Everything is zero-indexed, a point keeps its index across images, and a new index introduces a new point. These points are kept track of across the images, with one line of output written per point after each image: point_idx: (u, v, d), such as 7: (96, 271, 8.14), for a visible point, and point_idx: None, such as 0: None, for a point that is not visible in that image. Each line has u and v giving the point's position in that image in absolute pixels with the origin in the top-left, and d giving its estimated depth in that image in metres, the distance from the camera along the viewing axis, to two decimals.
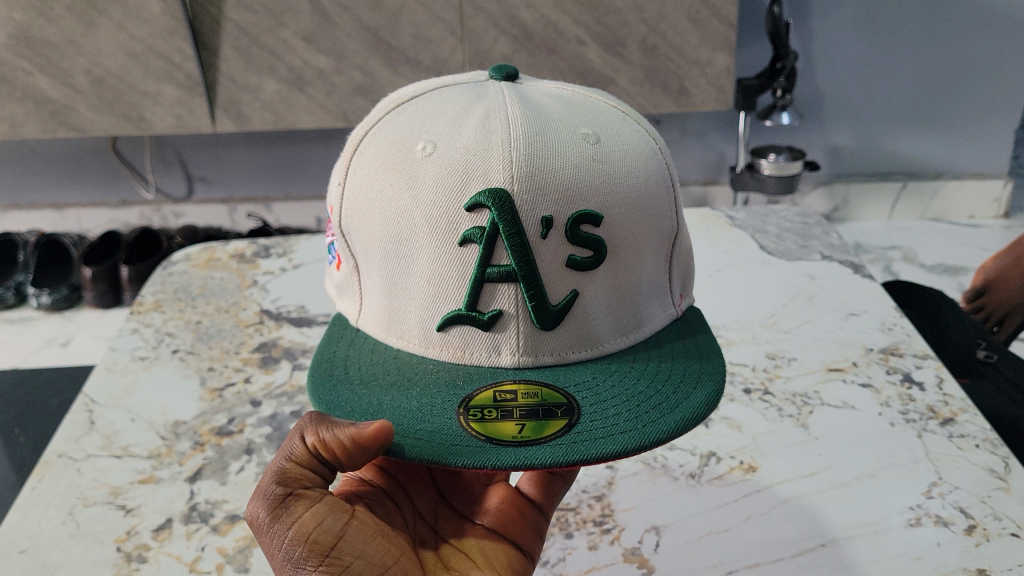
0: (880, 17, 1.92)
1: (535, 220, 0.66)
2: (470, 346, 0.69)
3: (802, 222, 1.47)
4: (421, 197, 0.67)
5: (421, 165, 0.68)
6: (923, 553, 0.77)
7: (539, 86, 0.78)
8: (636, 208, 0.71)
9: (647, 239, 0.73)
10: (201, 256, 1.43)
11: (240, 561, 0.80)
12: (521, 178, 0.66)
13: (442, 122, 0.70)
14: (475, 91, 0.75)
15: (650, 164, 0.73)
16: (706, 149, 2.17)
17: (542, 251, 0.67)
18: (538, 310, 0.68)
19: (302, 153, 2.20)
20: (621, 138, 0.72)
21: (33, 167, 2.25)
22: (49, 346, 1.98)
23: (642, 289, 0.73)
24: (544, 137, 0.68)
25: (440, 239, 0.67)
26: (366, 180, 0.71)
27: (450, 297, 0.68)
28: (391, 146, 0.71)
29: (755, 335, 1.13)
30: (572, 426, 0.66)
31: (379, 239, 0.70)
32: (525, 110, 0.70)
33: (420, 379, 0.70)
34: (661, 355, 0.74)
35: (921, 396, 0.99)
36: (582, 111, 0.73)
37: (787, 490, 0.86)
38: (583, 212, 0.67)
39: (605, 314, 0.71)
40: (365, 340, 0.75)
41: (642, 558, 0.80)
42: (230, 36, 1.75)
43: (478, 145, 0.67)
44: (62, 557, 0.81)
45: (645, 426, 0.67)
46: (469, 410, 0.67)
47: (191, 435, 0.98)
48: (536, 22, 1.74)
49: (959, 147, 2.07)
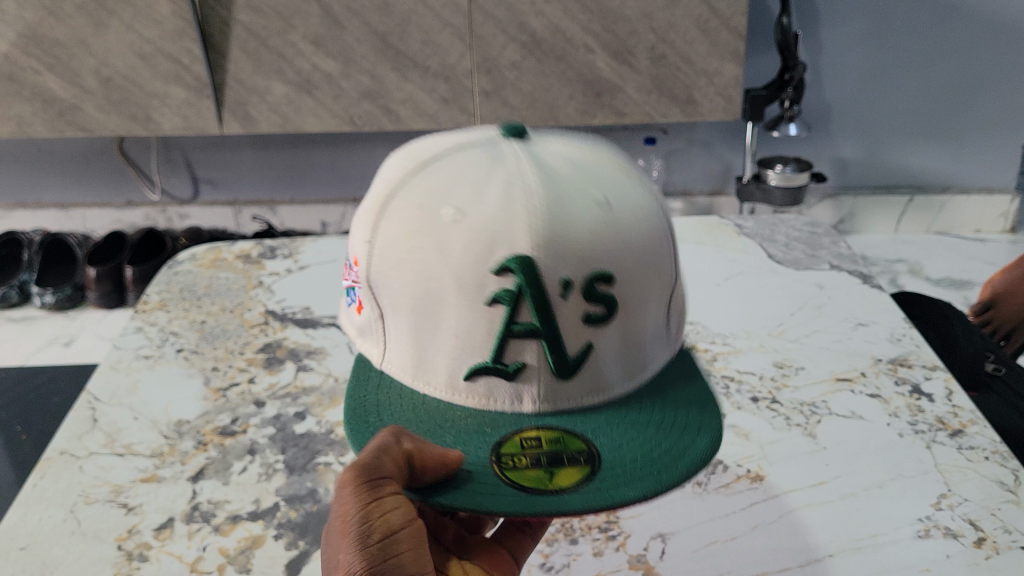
0: (890, 30, 1.92)
1: (554, 281, 0.67)
2: (495, 394, 0.70)
3: (810, 232, 1.46)
4: (450, 262, 0.67)
5: (449, 232, 0.68)
6: (931, 565, 0.77)
7: (548, 142, 0.77)
8: (645, 262, 0.71)
9: (656, 286, 0.72)
10: (207, 256, 1.41)
11: (241, 562, 0.79)
12: (543, 246, 0.66)
13: (464, 187, 0.69)
14: (491, 149, 0.74)
15: (657, 222, 0.73)
16: (713, 159, 2.17)
17: (563, 310, 0.68)
18: (557, 363, 0.68)
19: (309, 157, 2.20)
20: (628, 197, 0.72)
21: (39, 167, 2.25)
22: (53, 345, 1.98)
23: (651, 333, 0.73)
24: (562, 203, 0.68)
25: (468, 300, 0.67)
26: (393, 241, 0.70)
27: (478, 349, 0.68)
28: (414, 210, 0.70)
29: (763, 343, 1.12)
30: (592, 475, 0.66)
31: (410, 296, 0.70)
32: (541, 175, 0.70)
33: (449, 424, 0.70)
34: (671, 399, 0.73)
35: (930, 408, 0.98)
36: (590, 172, 0.72)
37: (795, 499, 0.86)
38: (598, 272, 0.68)
39: (614, 361, 0.71)
40: (389, 385, 0.74)
41: (648, 565, 0.79)
42: (239, 38, 1.75)
43: (500, 214, 0.67)
44: (62, 555, 0.80)
45: (660, 470, 0.67)
46: (500, 458, 0.67)
47: (194, 434, 0.97)
48: (545, 29, 1.74)
49: (965, 162, 2.07)
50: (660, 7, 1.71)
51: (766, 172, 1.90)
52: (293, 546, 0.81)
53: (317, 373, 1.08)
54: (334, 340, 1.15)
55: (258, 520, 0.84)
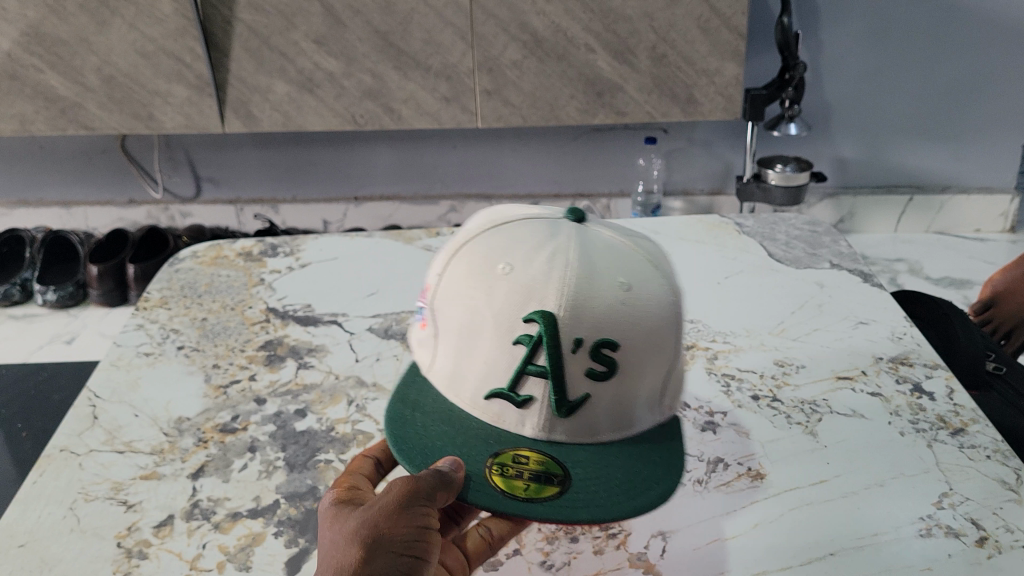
0: (891, 30, 1.91)
1: (568, 339, 0.71)
2: (505, 416, 0.74)
3: (811, 231, 1.45)
4: (493, 306, 0.73)
5: (497, 280, 0.74)
6: (932, 564, 0.77)
7: (609, 226, 0.81)
8: (649, 344, 0.74)
9: (653, 362, 0.75)
10: (209, 253, 1.41)
11: (241, 559, 0.79)
12: (566, 311, 0.71)
13: (522, 247, 0.75)
14: (557, 220, 0.79)
15: (672, 316, 0.76)
16: (714, 159, 2.16)
17: (572, 364, 0.72)
18: (557, 404, 0.72)
19: (311, 156, 2.20)
20: (657, 291, 0.75)
21: (41, 164, 2.25)
22: (54, 342, 1.99)
23: (642, 398, 0.75)
24: (593, 279, 0.73)
25: (499, 337, 0.73)
26: (455, 276, 0.76)
27: (497, 376, 0.73)
28: (475, 257, 0.76)
29: (763, 342, 1.12)
30: (558, 495, 0.71)
31: (455, 323, 0.75)
32: (588, 251, 0.75)
33: (465, 432, 0.75)
34: (655, 443, 0.76)
35: (932, 406, 0.98)
36: (626, 258, 0.76)
37: (795, 498, 0.86)
38: (603, 339, 0.72)
39: (606, 415, 0.74)
40: (429, 391, 0.79)
41: (648, 563, 0.79)
42: (241, 37, 1.75)
43: (542, 276, 0.72)
44: (61, 552, 0.80)
45: (614, 505, 0.71)
46: (495, 464, 0.73)
47: (195, 431, 0.97)
48: (546, 28, 1.73)
49: (967, 162, 2.07)
50: (661, 7, 1.71)
51: (766, 171, 1.91)
52: (293, 544, 0.81)
53: (317, 371, 1.08)
54: (334, 338, 1.15)
55: (257, 518, 0.84)
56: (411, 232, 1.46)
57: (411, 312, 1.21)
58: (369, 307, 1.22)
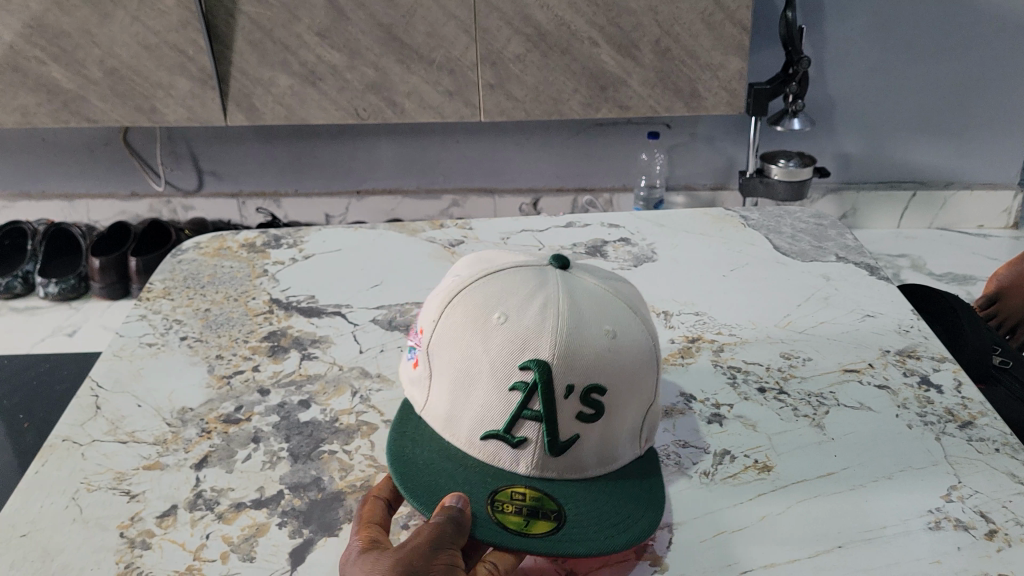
0: (894, 26, 1.91)
1: (560, 384, 0.75)
2: (501, 455, 0.75)
3: (817, 224, 1.44)
4: (490, 353, 0.76)
5: (494, 329, 0.76)
6: (942, 558, 0.76)
7: (590, 272, 0.85)
8: (632, 385, 0.78)
9: (634, 402, 0.79)
10: (212, 244, 1.40)
11: (245, 550, 0.78)
12: (560, 358, 0.75)
13: (515, 296, 0.78)
14: (542, 267, 0.83)
15: (648, 358, 0.80)
16: (717, 154, 2.16)
17: (562, 408, 0.75)
18: (551, 444, 0.75)
19: (313, 150, 2.19)
20: (635, 335, 0.79)
21: (44, 157, 2.24)
22: (56, 335, 1.98)
23: (624, 435, 0.79)
24: (580, 328, 0.76)
25: (497, 382, 0.75)
26: (452, 324, 0.79)
27: (493, 419, 0.75)
28: (470, 307, 0.79)
29: (769, 334, 1.12)
30: (557, 529, 0.73)
31: (452, 367, 0.78)
32: (575, 300, 0.78)
33: (462, 468, 0.76)
34: (635, 483, 0.79)
35: (940, 399, 0.97)
36: (608, 304, 0.80)
37: (802, 490, 0.85)
38: (593, 383, 0.76)
39: (593, 455, 0.77)
40: (424, 429, 0.81)
41: (655, 555, 0.78)
42: (244, 29, 1.74)
43: (535, 325, 0.76)
44: (63, 542, 0.79)
45: (610, 536, 0.73)
46: (495, 502, 0.74)
47: (198, 422, 0.96)
48: (549, 22, 1.73)
49: (970, 158, 2.06)
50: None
51: (770, 166, 1.90)
52: (298, 535, 0.80)
53: (321, 362, 1.07)
54: (339, 329, 1.15)
55: (261, 508, 0.83)
56: (415, 224, 1.45)
57: (415, 303, 1.20)
58: (372, 299, 1.22)
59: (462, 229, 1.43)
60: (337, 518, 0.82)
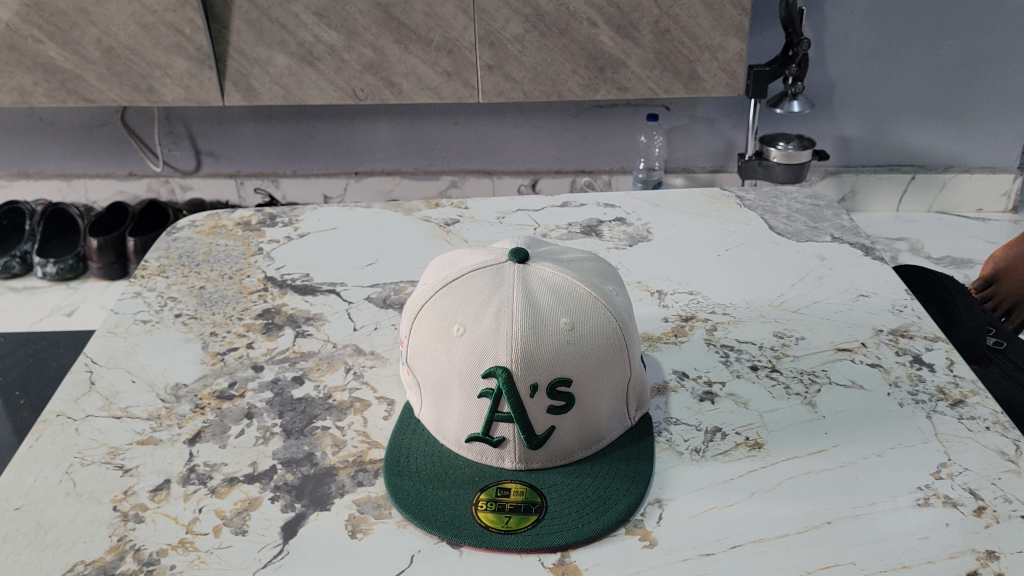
0: (894, 8, 1.90)
1: (524, 385, 0.81)
2: (487, 453, 0.83)
3: (813, 204, 1.44)
4: (456, 364, 0.82)
5: (455, 343, 0.83)
6: (930, 533, 0.76)
7: (547, 262, 0.88)
8: (599, 372, 0.83)
9: (606, 386, 0.84)
10: (207, 223, 1.40)
11: (237, 523, 0.79)
12: (517, 362, 0.80)
13: (471, 307, 0.84)
14: (499, 268, 0.87)
15: (613, 340, 0.84)
16: (716, 136, 2.15)
17: (532, 406, 0.81)
18: (528, 438, 0.82)
19: (310, 131, 2.19)
20: (595, 321, 0.84)
21: (41, 137, 2.24)
22: (54, 315, 1.98)
23: (602, 417, 0.85)
24: (535, 329, 0.81)
25: (468, 389, 0.82)
26: (421, 336, 0.85)
27: (472, 422, 0.83)
28: (434, 319, 0.85)
29: (763, 314, 1.12)
30: (540, 522, 0.78)
31: (429, 377, 0.85)
32: (528, 300, 0.83)
33: (452, 474, 0.83)
34: (610, 466, 0.84)
35: (931, 378, 0.98)
36: (564, 295, 0.84)
37: (793, 467, 0.85)
38: (558, 378, 0.81)
39: (573, 438, 0.84)
40: (422, 433, 0.88)
41: (645, 530, 0.78)
42: (242, 8, 1.73)
43: (490, 334, 0.81)
44: (57, 516, 0.80)
45: (590, 523, 0.78)
46: (480, 504, 0.80)
47: (191, 398, 0.97)
48: (548, 2, 1.72)
49: (970, 141, 2.06)
50: None
51: (768, 149, 1.89)
52: (290, 509, 0.81)
53: (315, 339, 1.07)
54: (333, 307, 1.15)
55: (254, 483, 0.84)
56: (411, 204, 1.45)
57: (410, 282, 1.20)
58: (367, 278, 1.22)
59: (457, 209, 1.43)
60: (330, 492, 0.83)
